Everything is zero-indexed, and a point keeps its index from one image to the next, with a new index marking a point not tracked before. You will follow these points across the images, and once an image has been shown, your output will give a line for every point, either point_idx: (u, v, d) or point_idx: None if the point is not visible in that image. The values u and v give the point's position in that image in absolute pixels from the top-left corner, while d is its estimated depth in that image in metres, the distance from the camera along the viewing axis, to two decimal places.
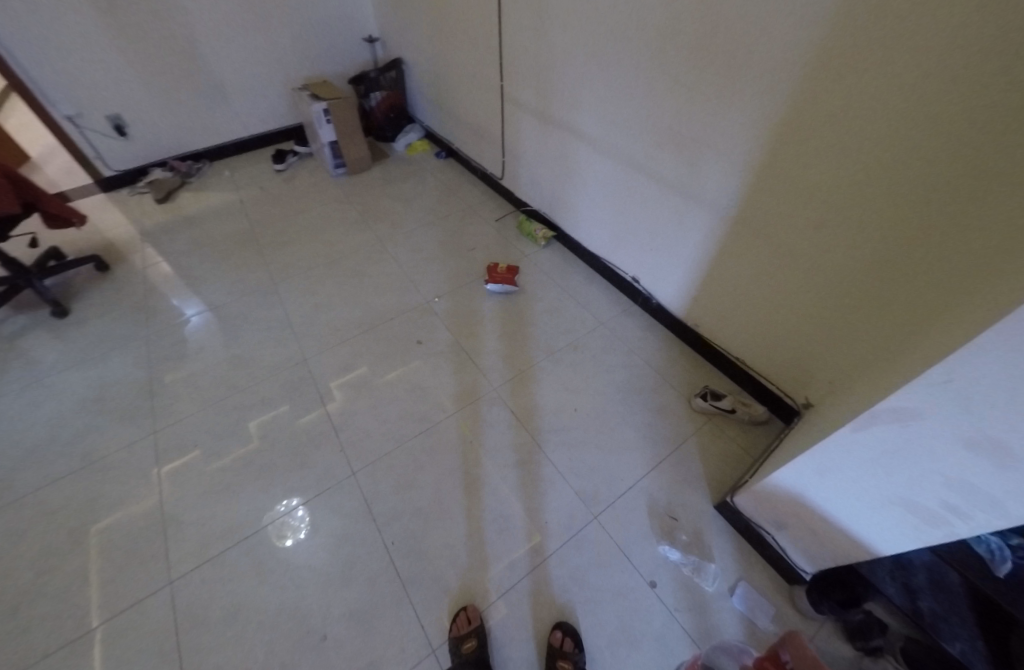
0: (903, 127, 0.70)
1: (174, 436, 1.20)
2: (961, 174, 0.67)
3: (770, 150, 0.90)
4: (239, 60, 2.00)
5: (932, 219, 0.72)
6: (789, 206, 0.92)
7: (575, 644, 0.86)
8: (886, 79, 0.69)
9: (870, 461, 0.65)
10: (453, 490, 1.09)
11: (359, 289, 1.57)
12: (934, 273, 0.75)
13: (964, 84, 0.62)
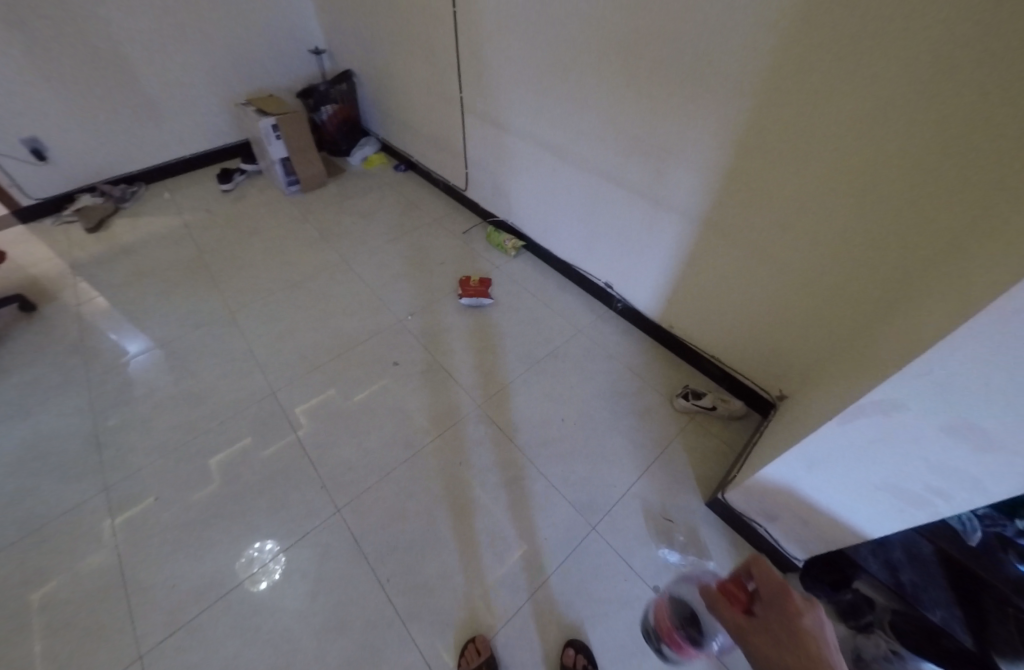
0: (863, 131, 0.75)
1: (130, 489, 1.09)
2: (918, 172, 0.72)
3: (737, 154, 0.93)
4: (173, 76, 1.87)
5: (894, 215, 0.77)
6: (759, 207, 0.96)
7: (588, 660, 0.85)
8: (845, 87, 0.74)
9: (856, 451, 0.67)
10: (446, 516, 1.05)
11: (326, 312, 1.50)
12: (900, 265, 0.80)
13: (917, 90, 0.67)
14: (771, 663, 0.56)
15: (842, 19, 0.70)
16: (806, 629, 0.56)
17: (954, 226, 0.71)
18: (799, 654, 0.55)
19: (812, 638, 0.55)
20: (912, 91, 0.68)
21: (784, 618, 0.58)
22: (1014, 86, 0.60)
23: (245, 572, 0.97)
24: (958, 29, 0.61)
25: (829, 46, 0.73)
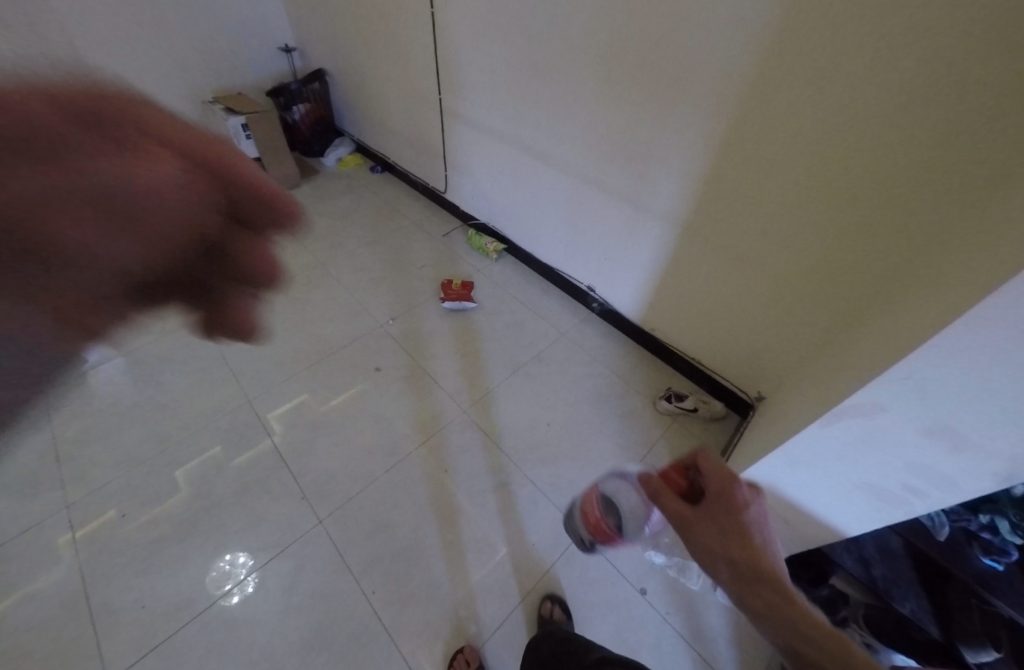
0: (840, 143, 0.78)
1: (92, 508, 1.02)
2: (891, 185, 0.75)
3: (719, 159, 0.95)
4: (134, 70, 1.78)
5: (867, 225, 0.81)
6: (740, 212, 0.98)
7: (564, 612, 0.91)
8: (824, 101, 0.77)
9: (837, 453, 0.69)
10: (432, 525, 1.03)
11: (302, 317, 1.45)
12: (871, 274, 0.84)
13: (892, 106, 0.70)
14: (719, 554, 0.55)
15: (822, 36, 0.72)
16: (749, 523, 0.57)
17: (923, 238, 0.75)
18: (740, 544, 0.55)
19: (753, 531, 0.56)
20: (889, 108, 0.71)
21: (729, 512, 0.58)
22: (984, 104, 0.63)
23: (214, 587, 0.93)
24: (932, 50, 0.64)
25: (809, 61, 0.75)
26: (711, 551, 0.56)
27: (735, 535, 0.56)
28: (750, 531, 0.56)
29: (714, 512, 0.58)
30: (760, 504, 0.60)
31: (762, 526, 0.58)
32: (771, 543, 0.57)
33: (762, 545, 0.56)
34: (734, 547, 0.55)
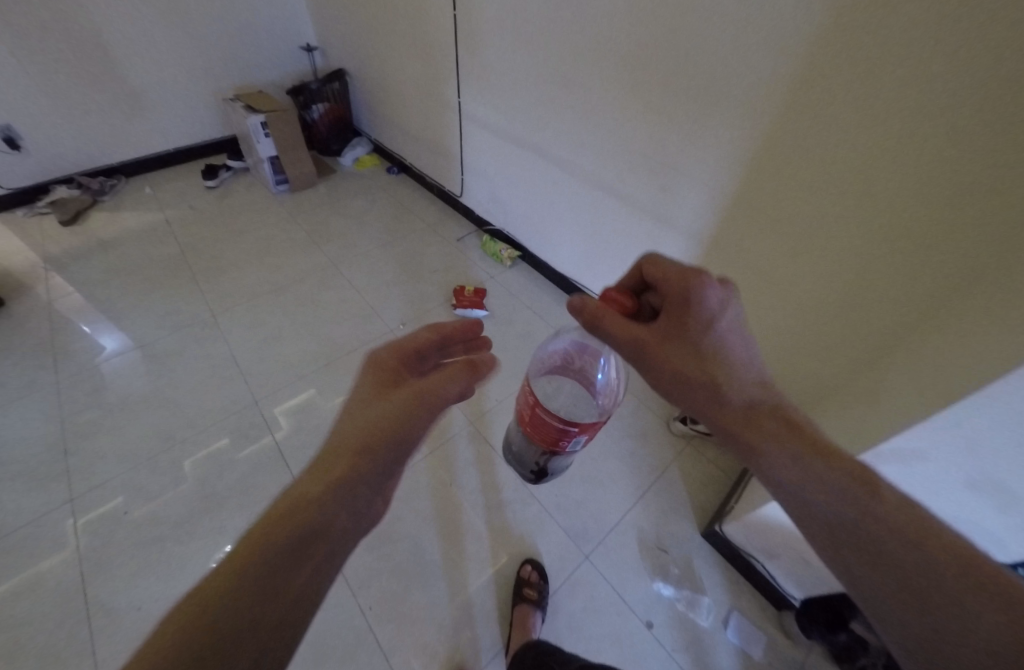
0: (876, 165, 0.73)
1: (95, 503, 1.01)
2: (930, 212, 0.70)
3: (750, 174, 0.90)
4: (159, 67, 1.80)
5: (900, 254, 0.75)
6: (768, 227, 0.93)
7: (540, 576, 0.94)
8: (862, 119, 0.71)
9: None
10: (434, 541, 1.00)
11: (312, 318, 1.44)
12: (901, 303, 0.78)
13: (935, 129, 0.65)
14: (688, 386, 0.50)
15: (862, 51, 0.68)
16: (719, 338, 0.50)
17: (964, 271, 0.69)
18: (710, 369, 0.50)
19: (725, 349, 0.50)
20: (930, 131, 0.66)
21: (695, 331, 0.50)
22: None
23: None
24: (987, 73, 0.58)
25: (847, 79, 0.71)
26: (683, 381, 0.51)
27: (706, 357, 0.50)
28: (723, 341, 0.51)
29: (679, 332, 0.51)
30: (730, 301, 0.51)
31: (734, 325, 0.51)
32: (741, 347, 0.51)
33: (733, 353, 0.51)
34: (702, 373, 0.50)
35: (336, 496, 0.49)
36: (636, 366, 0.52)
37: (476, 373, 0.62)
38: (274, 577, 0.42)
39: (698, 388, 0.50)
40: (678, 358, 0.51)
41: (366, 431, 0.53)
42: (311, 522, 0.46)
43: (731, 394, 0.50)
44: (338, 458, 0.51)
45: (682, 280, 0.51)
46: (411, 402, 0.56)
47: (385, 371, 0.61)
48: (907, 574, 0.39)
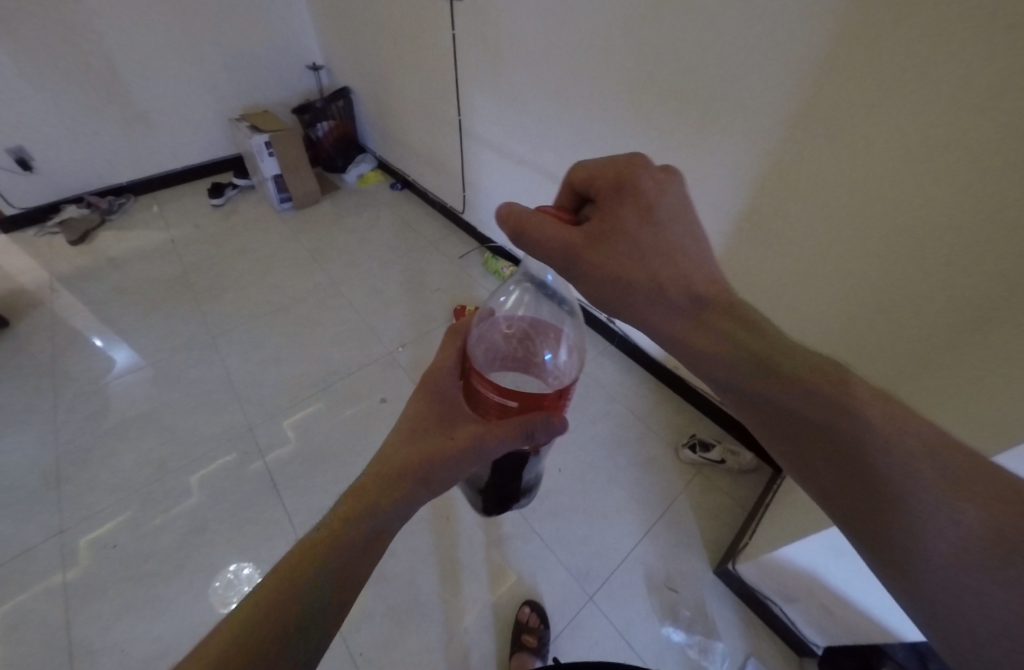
0: (883, 181, 0.70)
1: (86, 535, 0.99)
2: (943, 224, 0.66)
3: (759, 177, 0.85)
4: (167, 88, 1.82)
5: (915, 266, 0.72)
6: (783, 229, 0.86)
7: (540, 619, 0.89)
8: (871, 127, 0.68)
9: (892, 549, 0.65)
10: (429, 578, 0.95)
11: (312, 339, 1.42)
12: (924, 315, 0.74)
13: (943, 144, 0.62)
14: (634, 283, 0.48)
15: (865, 69, 0.65)
16: (659, 227, 0.47)
17: (987, 286, 0.65)
18: (654, 265, 0.47)
19: (668, 239, 0.47)
20: (939, 143, 0.62)
21: (628, 229, 0.46)
22: None
23: (220, 604, 0.91)
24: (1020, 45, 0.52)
25: (851, 96, 0.68)
26: (626, 285, 0.48)
27: (647, 251, 0.47)
28: (661, 233, 0.47)
29: (613, 232, 0.47)
30: (670, 185, 0.47)
31: (670, 214, 0.47)
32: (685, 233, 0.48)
33: (674, 250, 0.47)
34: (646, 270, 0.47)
35: (400, 507, 0.52)
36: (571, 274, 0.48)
37: (532, 437, 0.51)
38: (347, 567, 0.47)
39: (644, 289, 0.48)
40: (618, 261, 0.47)
41: (423, 462, 0.54)
42: (376, 526, 0.50)
43: (680, 292, 0.47)
44: (405, 475, 0.53)
45: (604, 174, 0.47)
46: (464, 449, 0.53)
47: (439, 395, 0.58)
48: (904, 488, 0.33)
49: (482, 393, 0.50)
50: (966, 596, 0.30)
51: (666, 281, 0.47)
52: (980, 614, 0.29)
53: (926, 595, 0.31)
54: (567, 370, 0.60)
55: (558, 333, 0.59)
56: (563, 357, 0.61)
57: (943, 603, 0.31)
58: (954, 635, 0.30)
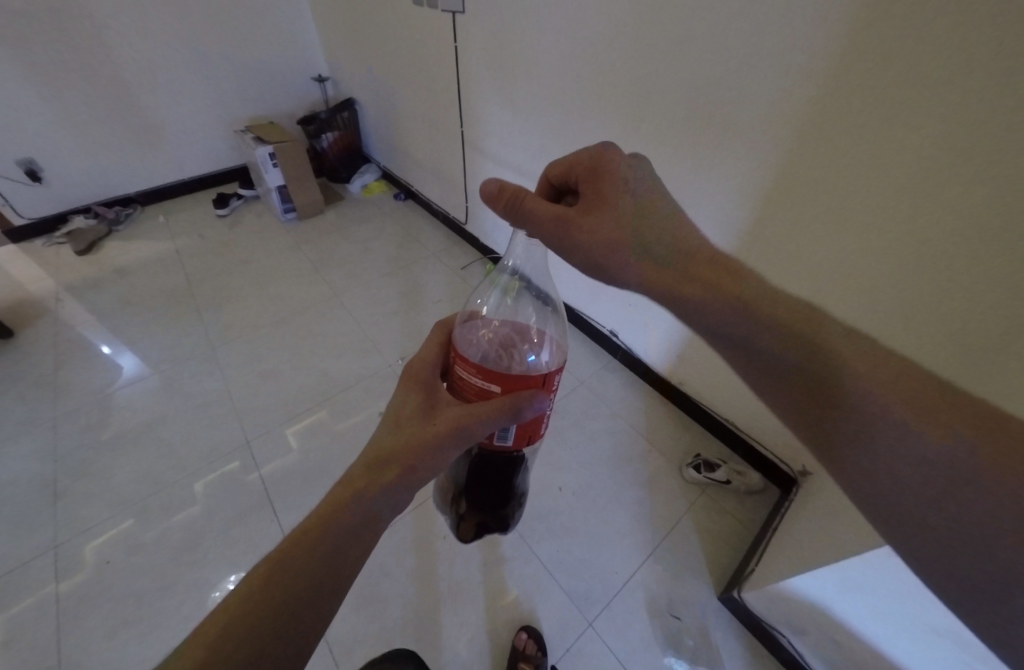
0: (893, 184, 0.68)
1: (79, 551, 0.98)
2: (960, 222, 0.63)
3: (782, 191, 0.81)
4: (176, 100, 1.85)
5: (931, 272, 0.68)
6: (829, 237, 0.78)
7: (538, 646, 0.86)
8: (874, 102, 0.66)
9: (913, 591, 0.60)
10: (425, 601, 0.92)
11: (312, 351, 1.41)
12: (947, 326, 0.68)
13: (956, 143, 0.61)
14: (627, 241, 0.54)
15: (876, 74, 0.64)
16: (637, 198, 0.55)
17: None
18: (643, 229, 0.55)
19: (647, 208, 0.55)
20: (950, 140, 0.61)
21: (616, 198, 0.54)
22: None
23: None
24: None
25: (861, 102, 0.67)
26: (619, 246, 0.54)
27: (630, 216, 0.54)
28: (641, 203, 0.55)
29: (605, 200, 0.54)
30: (636, 167, 0.57)
31: (642, 190, 0.56)
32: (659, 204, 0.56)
33: (656, 218, 0.55)
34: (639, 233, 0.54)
35: (382, 498, 0.50)
36: (567, 241, 0.54)
37: (519, 414, 0.50)
38: (327, 567, 0.46)
39: (634, 249, 0.54)
40: (611, 225, 0.54)
41: (405, 450, 0.51)
42: (356, 521, 0.48)
43: (666, 255, 0.54)
44: (387, 464, 0.51)
45: (584, 160, 0.55)
46: (447, 432, 0.50)
47: (422, 382, 0.56)
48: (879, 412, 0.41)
49: (463, 379, 0.53)
50: (922, 488, 0.39)
51: (652, 244, 0.54)
52: (936, 501, 0.38)
53: (890, 492, 0.41)
54: (550, 363, 0.61)
55: (537, 336, 0.65)
56: (545, 356, 0.63)
57: (902, 496, 0.40)
58: (914, 522, 0.39)
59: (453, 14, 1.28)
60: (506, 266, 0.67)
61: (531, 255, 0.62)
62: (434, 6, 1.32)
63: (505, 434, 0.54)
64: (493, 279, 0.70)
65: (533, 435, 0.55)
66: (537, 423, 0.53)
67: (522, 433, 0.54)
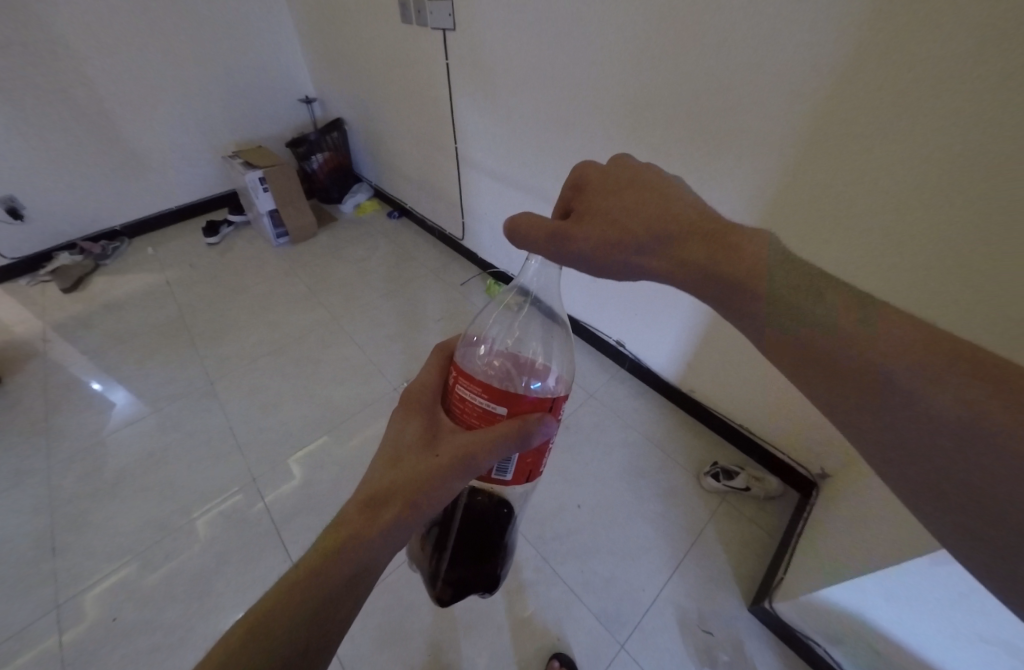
0: (915, 176, 0.66)
1: (83, 609, 0.93)
2: (992, 201, 0.61)
3: (799, 216, 0.82)
4: (160, 129, 1.82)
5: (975, 254, 0.65)
6: (866, 243, 0.75)
7: None
8: (829, 123, 0.72)
9: (956, 598, 0.60)
10: (451, 634, 0.89)
11: (316, 378, 1.38)
12: (990, 309, 0.66)
13: (975, 124, 0.59)
14: (622, 229, 0.52)
15: (884, 70, 0.64)
16: (623, 186, 0.54)
17: None
18: (636, 215, 0.52)
19: (638, 190, 0.53)
20: (968, 123, 0.60)
21: (595, 202, 0.54)
22: None
23: None
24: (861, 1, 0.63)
25: (874, 98, 0.66)
26: (610, 242, 0.53)
27: (615, 211, 0.53)
28: (632, 192, 0.54)
29: (586, 207, 0.55)
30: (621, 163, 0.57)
31: (629, 176, 0.54)
32: (650, 184, 0.54)
33: (650, 199, 0.53)
34: (632, 220, 0.52)
35: (383, 536, 0.49)
36: (561, 250, 0.54)
37: (527, 441, 0.48)
38: (318, 616, 0.45)
39: (624, 244, 0.52)
40: (594, 227, 0.53)
41: (409, 484, 0.50)
42: (352, 565, 0.47)
43: (652, 237, 0.51)
44: (389, 500, 0.49)
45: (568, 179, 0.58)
46: (450, 463, 0.48)
47: (424, 410, 0.55)
48: (886, 380, 0.37)
49: (467, 401, 0.50)
50: (935, 450, 0.36)
51: (641, 231, 0.52)
52: (950, 459, 0.35)
53: (900, 457, 0.38)
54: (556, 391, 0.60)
55: (542, 366, 0.65)
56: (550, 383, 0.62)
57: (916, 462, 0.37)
58: (926, 483, 0.37)
59: (443, 32, 1.27)
60: (513, 286, 0.65)
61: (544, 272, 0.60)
62: (423, 24, 1.31)
63: (504, 470, 0.52)
64: (499, 301, 0.67)
65: (533, 471, 0.53)
66: (540, 457, 0.52)
67: (522, 468, 0.52)
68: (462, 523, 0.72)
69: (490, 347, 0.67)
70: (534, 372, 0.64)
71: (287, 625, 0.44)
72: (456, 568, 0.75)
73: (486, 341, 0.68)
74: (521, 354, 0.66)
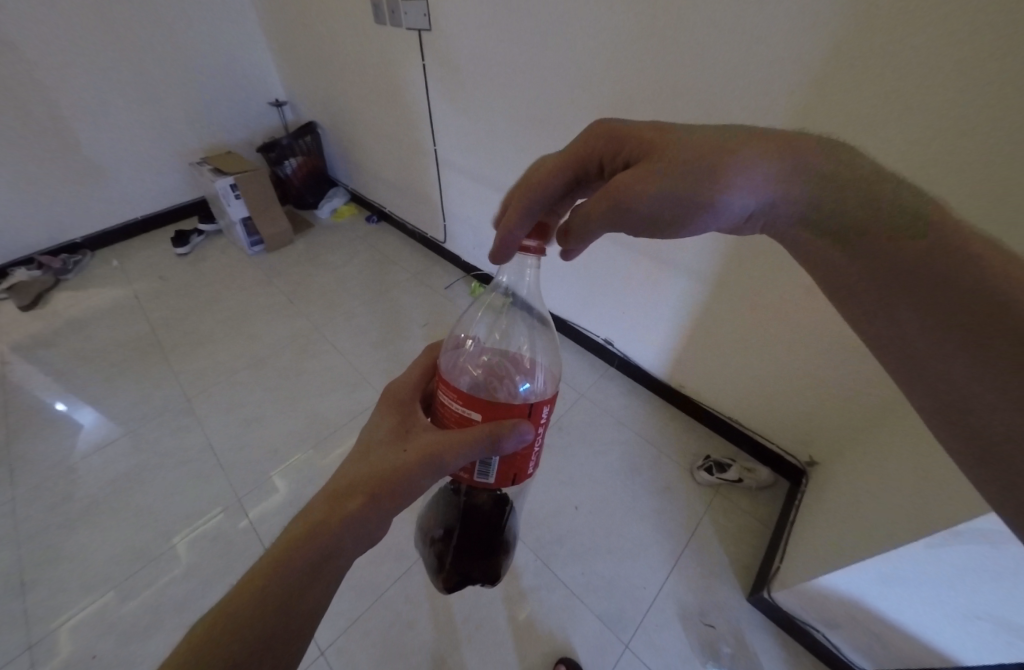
0: (905, 142, 0.66)
1: (59, 647, 0.87)
2: (984, 165, 0.62)
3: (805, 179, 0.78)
4: (121, 136, 1.74)
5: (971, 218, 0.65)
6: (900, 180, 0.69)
7: None
8: (812, 97, 0.72)
9: (952, 577, 0.62)
10: (455, 647, 0.87)
11: (298, 389, 1.35)
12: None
13: (968, 91, 0.59)
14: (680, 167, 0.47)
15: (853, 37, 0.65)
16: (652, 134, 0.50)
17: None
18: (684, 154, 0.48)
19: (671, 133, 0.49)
20: (950, 80, 0.60)
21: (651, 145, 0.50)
22: None
23: None
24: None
25: (853, 77, 0.67)
26: (682, 187, 0.47)
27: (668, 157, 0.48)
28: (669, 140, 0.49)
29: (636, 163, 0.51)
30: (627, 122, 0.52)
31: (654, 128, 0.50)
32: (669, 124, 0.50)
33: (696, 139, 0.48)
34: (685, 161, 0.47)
35: (347, 529, 0.48)
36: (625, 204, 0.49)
37: (499, 446, 0.46)
38: (284, 608, 0.45)
39: (701, 181, 0.46)
40: (648, 173, 0.48)
41: (374, 476, 0.49)
42: (317, 553, 0.47)
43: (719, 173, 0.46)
44: (354, 491, 0.49)
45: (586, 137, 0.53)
46: (417, 460, 0.48)
47: (403, 407, 0.55)
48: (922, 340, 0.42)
49: (445, 405, 0.49)
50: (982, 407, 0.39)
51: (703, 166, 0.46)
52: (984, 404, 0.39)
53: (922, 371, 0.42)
54: (545, 392, 0.61)
55: (529, 361, 0.65)
56: (539, 383, 0.63)
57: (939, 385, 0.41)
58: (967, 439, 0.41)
59: (419, 32, 1.25)
60: (494, 287, 0.61)
61: (525, 276, 0.56)
62: (396, 23, 1.29)
63: (486, 470, 0.50)
64: (482, 300, 0.63)
65: (518, 473, 0.51)
66: (521, 461, 0.49)
67: (505, 470, 0.50)
68: (461, 528, 0.71)
69: (476, 344, 0.66)
70: (520, 367, 0.64)
71: (251, 612, 0.44)
72: (456, 568, 0.73)
73: (473, 336, 0.67)
74: (510, 348, 0.65)
